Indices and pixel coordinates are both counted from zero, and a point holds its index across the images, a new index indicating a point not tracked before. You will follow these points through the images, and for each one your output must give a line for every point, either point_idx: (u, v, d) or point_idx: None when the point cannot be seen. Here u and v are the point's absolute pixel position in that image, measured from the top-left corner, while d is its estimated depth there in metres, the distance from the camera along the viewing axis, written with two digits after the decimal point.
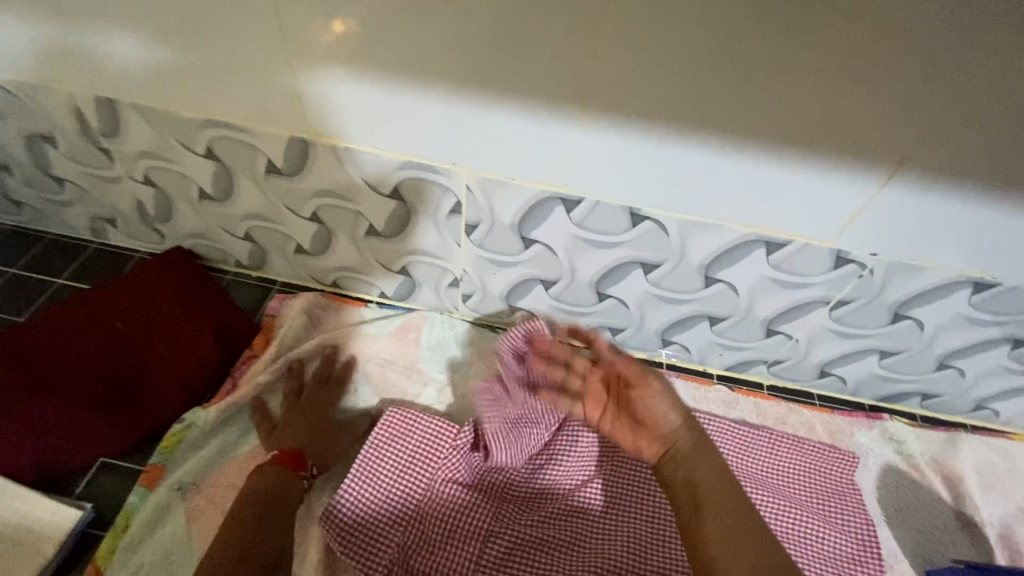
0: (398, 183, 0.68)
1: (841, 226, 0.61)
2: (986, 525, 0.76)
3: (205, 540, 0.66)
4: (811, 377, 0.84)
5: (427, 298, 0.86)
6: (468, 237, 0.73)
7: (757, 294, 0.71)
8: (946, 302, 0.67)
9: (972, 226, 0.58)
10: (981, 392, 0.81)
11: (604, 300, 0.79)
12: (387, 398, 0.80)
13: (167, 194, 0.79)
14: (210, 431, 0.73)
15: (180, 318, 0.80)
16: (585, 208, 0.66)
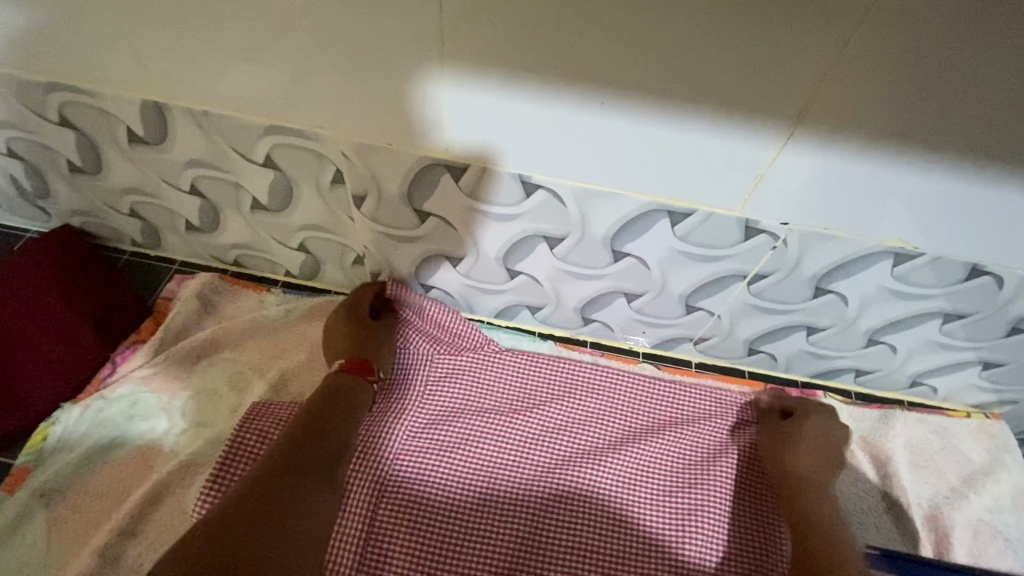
0: (269, 150, 0.61)
1: (745, 193, 0.55)
2: (912, 506, 0.73)
3: (66, 549, 0.61)
4: (739, 355, 0.80)
5: (334, 276, 0.81)
6: (358, 210, 0.67)
7: (669, 268, 0.66)
8: (867, 275, 0.62)
9: (886, 188, 0.52)
10: (916, 369, 0.76)
11: (516, 277, 0.74)
12: (283, 386, 0.74)
13: (38, 168, 0.72)
14: (89, 423, 0.68)
15: (58, 300, 0.74)
16: (472, 176, 0.59)
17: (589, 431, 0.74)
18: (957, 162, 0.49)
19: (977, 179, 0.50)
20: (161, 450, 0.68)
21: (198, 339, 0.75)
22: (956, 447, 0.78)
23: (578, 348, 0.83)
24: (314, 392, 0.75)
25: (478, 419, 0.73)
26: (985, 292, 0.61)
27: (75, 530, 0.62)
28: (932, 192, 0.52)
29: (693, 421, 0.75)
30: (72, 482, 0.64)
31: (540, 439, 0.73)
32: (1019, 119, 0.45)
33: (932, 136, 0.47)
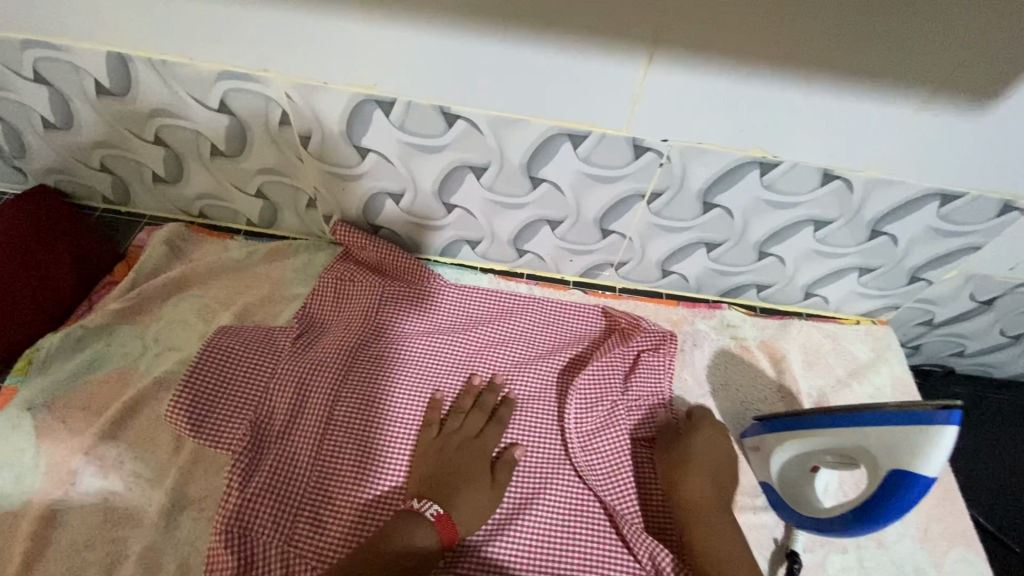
0: (222, 95, 0.70)
1: (627, 113, 0.66)
2: (804, 395, 0.84)
3: (50, 455, 0.68)
4: (655, 277, 0.91)
5: (291, 221, 0.90)
6: (306, 149, 0.76)
7: (580, 192, 0.77)
8: (742, 185, 0.73)
9: (738, 100, 0.63)
10: (805, 279, 0.88)
11: (452, 211, 0.84)
12: (245, 316, 0.83)
13: (14, 126, 0.80)
14: (69, 350, 0.76)
15: (35, 244, 0.81)
16: (399, 110, 0.69)
17: (527, 348, 0.84)
18: (790, 73, 0.60)
19: (808, 88, 0.61)
20: (136, 371, 0.76)
21: (167, 278, 0.83)
22: (845, 347, 0.90)
23: (514, 279, 0.93)
24: (274, 321, 0.83)
25: (425, 339, 0.82)
26: (841, 195, 0.73)
27: (59, 437, 0.70)
28: (775, 103, 0.63)
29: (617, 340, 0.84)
30: (56, 398, 0.72)
31: (480, 355, 0.82)
32: (832, 26, 0.55)
33: (765, 51, 0.58)
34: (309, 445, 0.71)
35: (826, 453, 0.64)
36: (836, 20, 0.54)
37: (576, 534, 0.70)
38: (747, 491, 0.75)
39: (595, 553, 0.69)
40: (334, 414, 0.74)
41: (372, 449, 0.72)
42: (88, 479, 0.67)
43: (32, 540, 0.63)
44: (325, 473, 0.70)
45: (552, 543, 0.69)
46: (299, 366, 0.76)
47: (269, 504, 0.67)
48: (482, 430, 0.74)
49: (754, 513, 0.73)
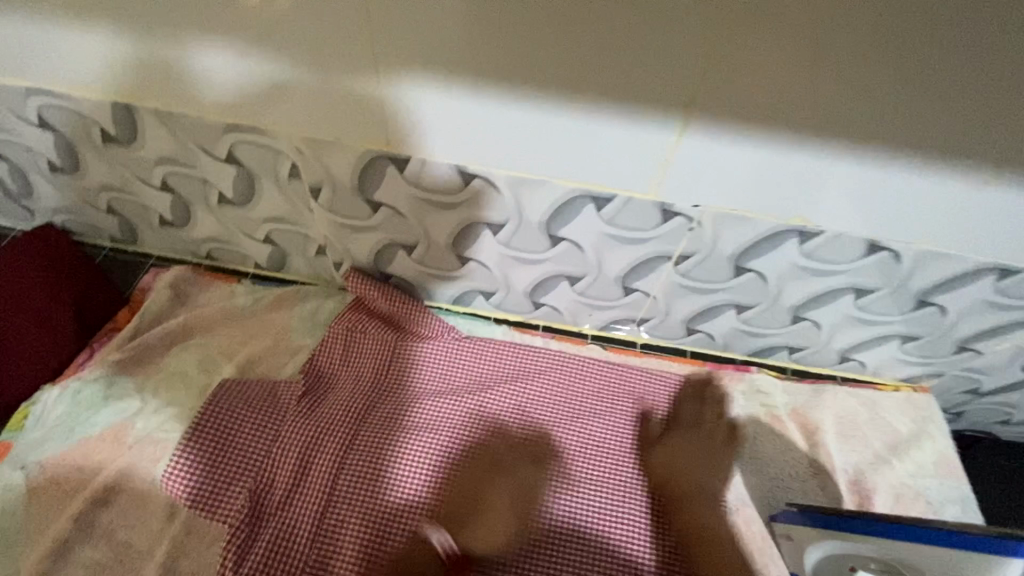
0: (230, 147, 0.67)
1: (657, 177, 0.61)
2: (838, 471, 0.78)
3: (41, 519, 0.66)
4: (680, 335, 0.86)
5: (300, 266, 0.87)
6: (316, 201, 0.73)
7: (602, 252, 0.72)
8: (779, 252, 0.68)
9: (778, 168, 0.58)
10: (841, 344, 0.82)
11: (467, 264, 0.80)
12: (249, 369, 0.79)
13: (20, 167, 0.78)
14: (65, 403, 0.73)
15: (37, 288, 0.79)
16: (414, 167, 0.65)
17: (544, 413, 0.79)
18: (839, 144, 0.55)
19: (859, 159, 0.56)
20: (133, 427, 0.73)
21: (171, 326, 0.80)
22: (884, 418, 0.84)
23: (530, 332, 0.89)
24: (278, 374, 0.80)
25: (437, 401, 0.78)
26: (886, 266, 0.67)
27: (50, 500, 0.67)
28: (819, 172, 0.58)
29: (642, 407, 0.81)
30: (49, 456, 0.69)
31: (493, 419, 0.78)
32: (893, 94, 0.49)
33: (813, 118, 0.53)
34: (312, 520, 0.68)
35: (868, 560, 0.58)
36: (898, 89, 0.49)
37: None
38: None
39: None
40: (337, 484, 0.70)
41: (376, 525, 0.69)
42: (79, 547, 0.64)
43: None
44: (327, 550, 0.67)
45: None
46: (305, 430, 0.73)
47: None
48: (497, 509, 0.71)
49: None
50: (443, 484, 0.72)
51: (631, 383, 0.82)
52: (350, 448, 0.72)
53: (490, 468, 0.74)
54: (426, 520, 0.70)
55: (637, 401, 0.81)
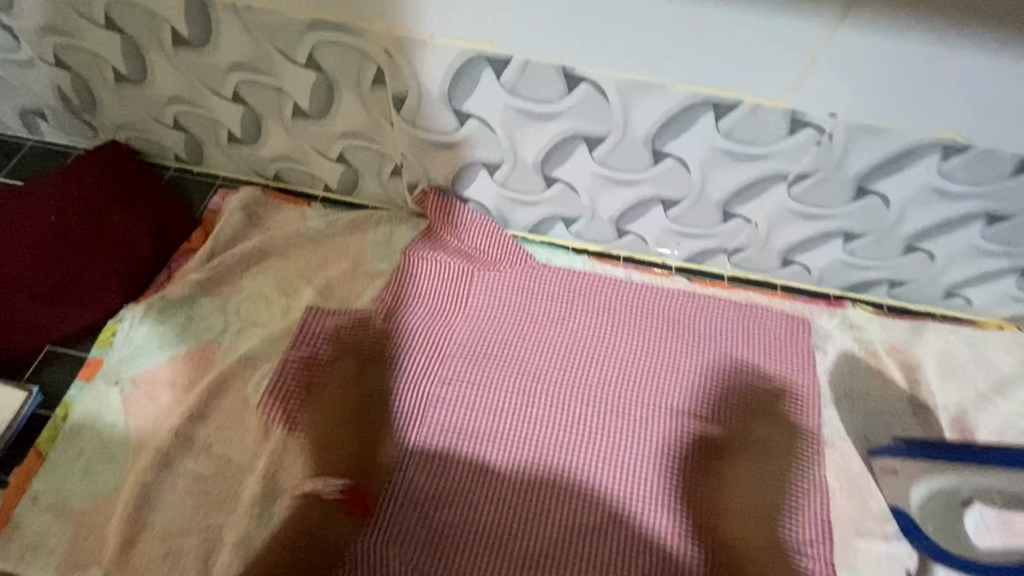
0: (312, 50, 0.62)
1: (794, 79, 0.54)
2: (939, 410, 0.75)
3: (140, 434, 0.66)
4: (773, 267, 0.81)
5: (372, 190, 0.83)
6: (398, 113, 0.68)
7: (709, 172, 0.66)
8: (912, 172, 0.61)
9: (932, 70, 0.51)
10: (951, 279, 0.77)
11: (553, 187, 0.75)
12: (328, 294, 0.78)
13: (84, 77, 0.74)
14: (152, 322, 0.73)
15: (116, 208, 0.78)
16: (514, 70, 0.59)
17: (630, 344, 0.76)
18: (1010, 34, 0.48)
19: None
20: (220, 348, 0.72)
21: (247, 248, 0.78)
22: (987, 357, 0.79)
23: (611, 262, 0.84)
24: (356, 300, 0.78)
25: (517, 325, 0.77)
26: None
27: (147, 415, 0.67)
28: (984, 74, 0.51)
29: (732, 334, 0.77)
30: (143, 373, 0.69)
31: (573, 343, 0.76)
32: None
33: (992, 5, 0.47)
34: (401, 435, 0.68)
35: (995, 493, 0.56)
36: None
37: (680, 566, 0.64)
38: (875, 516, 0.67)
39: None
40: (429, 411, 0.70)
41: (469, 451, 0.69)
42: (181, 461, 0.65)
43: (127, 525, 0.61)
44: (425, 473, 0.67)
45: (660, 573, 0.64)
46: (390, 350, 0.72)
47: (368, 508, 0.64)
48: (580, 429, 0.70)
49: (885, 541, 0.66)
50: (533, 411, 0.71)
51: (720, 317, 0.78)
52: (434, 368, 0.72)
53: (579, 398, 0.72)
54: (518, 446, 0.69)
55: (727, 334, 0.77)
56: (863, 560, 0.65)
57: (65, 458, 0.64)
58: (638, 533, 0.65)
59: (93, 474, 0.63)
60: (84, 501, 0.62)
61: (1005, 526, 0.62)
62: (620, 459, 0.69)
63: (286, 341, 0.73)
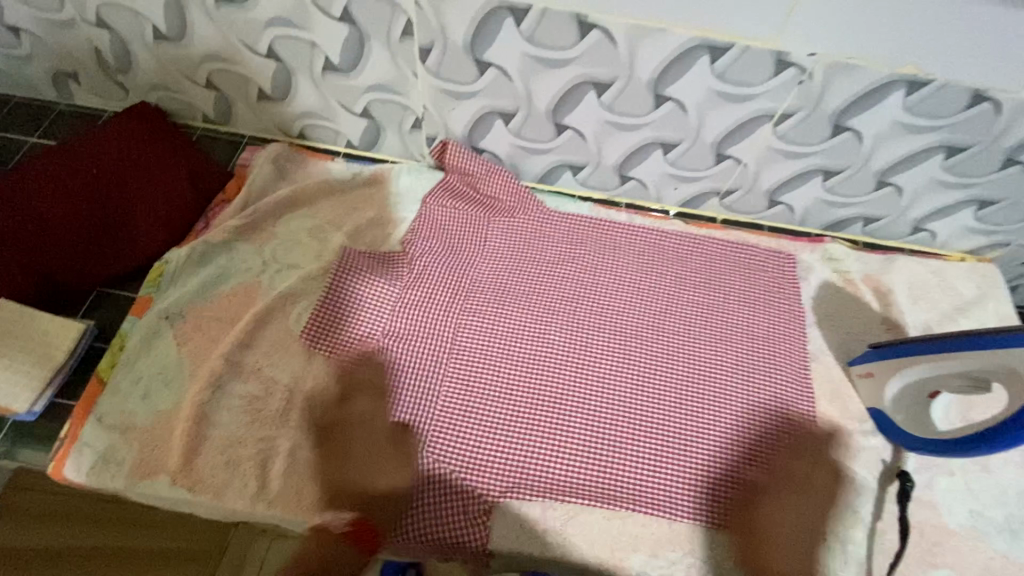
0: (347, 3, 0.69)
1: (778, 22, 0.63)
2: (910, 328, 0.84)
3: (193, 361, 0.72)
4: (761, 208, 0.89)
5: (393, 144, 0.89)
6: (424, 64, 0.74)
7: (705, 113, 0.74)
8: (882, 107, 0.70)
9: (896, 12, 0.60)
10: (917, 213, 0.86)
11: (562, 134, 0.82)
12: (357, 239, 0.84)
13: (123, 36, 0.79)
14: (194, 264, 0.78)
15: (153, 159, 0.83)
16: (533, 19, 0.66)
17: (637, 277, 0.83)
18: None
19: None
20: (261, 286, 0.78)
21: (280, 198, 0.84)
22: (950, 284, 0.88)
23: (614, 208, 0.92)
24: (384, 244, 0.84)
25: (531, 263, 0.83)
26: (983, 119, 0.70)
27: (198, 345, 0.73)
28: (942, 13, 0.60)
29: (726, 268, 0.85)
30: (191, 308, 0.75)
31: (583, 279, 0.83)
32: None
33: None
34: (431, 359, 0.74)
35: (955, 378, 0.65)
36: None
37: (693, 466, 0.71)
38: (854, 417, 0.76)
39: (717, 482, 0.70)
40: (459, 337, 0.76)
41: (498, 371, 0.74)
42: (233, 384, 0.71)
43: (189, 438, 0.66)
44: (459, 391, 0.73)
45: (675, 473, 0.70)
46: (416, 287, 0.79)
47: (411, 421, 0.70)
48: (592, 350, 0.77)
49: (862, 436, 0.75)
50: (553, 335, 0.78)
51: (715, 252, 0.87)
52: (457, 300, 0.79)
53: (594, 324, 0.79)
54: (541, 366, 0.75)
55: (721, 267, 0.85)
56: (845, 453, 0.73)
57: (125, 383, 0.69)
58: (654, 436, 0.72)
59: (152, 396, 0.69)
60: (146, 419, 0.68)
61: (960, 416, 0.72)
62: (633, 375, 0.76)
63: (321, 280, 0.79)
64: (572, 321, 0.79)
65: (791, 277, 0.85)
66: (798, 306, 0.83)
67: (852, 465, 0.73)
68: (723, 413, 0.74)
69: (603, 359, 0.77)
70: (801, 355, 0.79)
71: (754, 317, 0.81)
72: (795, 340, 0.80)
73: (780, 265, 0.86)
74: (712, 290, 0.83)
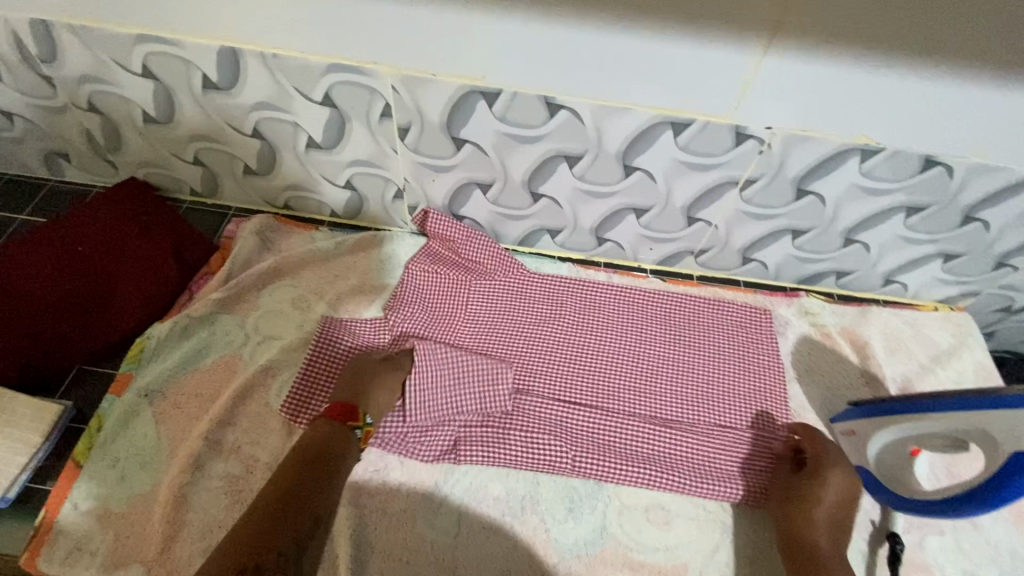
0: (328, 88, 0.72)
1: (735, 100, 0.66)
2: (888, 380, 0.85)
3: (172, 439, 0.71)
4: (735, 265, 0.92)
5: (375, 212, 0.92)
6: (403, 141, 0.77)
7: (673, 181, 0.77)
8: (840, 172, 0.73)
9: (843, 89, 0.64)
10: (886, 266, 0.89)
11: (539, 201, 0.85)
12: (340, 308, 0.85)
13: (114, 119, 0.82)
14: (177, 339, 0.79)
15: (138, 234, 0.84)
16: (504, 101, 0.70)
17: (616, 336, 0.84)
18: (906, 57, 0.60)
19: (922, 73, 0.61)
20: (242, 358, 0.78)
21: (263, 268, 0.85)
22: (925, 334, 0.90)
23: (592, 267, 0.93)
24: (366, 312, 0.85)
25: (511, 327, 0.84)
26: (938, 182, 0.73)
27: (178, 422, 0.72)
28: (886, 90, 0.63)
29: (708, 329, 0.86)
30: (170, 384, 0.75)
31: (562, 342, 0.83)
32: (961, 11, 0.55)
33: (887, 40, 0.58)
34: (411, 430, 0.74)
35: (933, 438, 0.65)
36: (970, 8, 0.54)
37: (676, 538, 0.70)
38: None
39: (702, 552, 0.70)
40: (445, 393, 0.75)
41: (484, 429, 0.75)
42: (212, 462, 0.70)
43: (167, 522, 0.65)
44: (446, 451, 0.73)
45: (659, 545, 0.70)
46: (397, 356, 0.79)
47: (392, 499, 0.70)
48: (572, 417, 0.77)
49: None
50: (533, 400, 0.78)
51: (693, 310, 0.88)
52: None
53: (577, 377, 0.80)
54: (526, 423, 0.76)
55: (698, 325, 0.86)
56: None
57: (101, 466, 0.68)
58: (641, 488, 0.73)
59: (130, 478, 0.68)
60: (124, 503, 0.67)
61: (945, 472, 0.73)
62: (618, 427, 0.76)
63: (302, 350, 0.80)
64: (551, 384, 0.79)
65: (771, 333, 0.86)
66: (778, 364, 0.83)
67: None
68: (706, 463, 0.75)
69: (582, 425, 0.76)
70: (781, 410, 0.80)
71: (734, 376, 0.82)
72: (774, 399, 0.81)
73: (759, 323, 0.87)
74: (693, 352, 0.84)
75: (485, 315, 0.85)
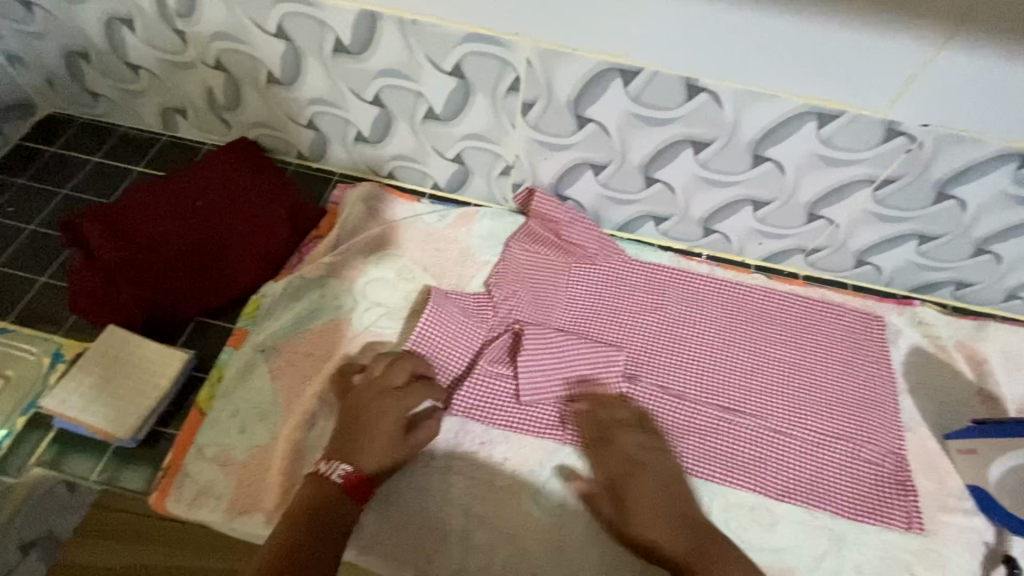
0: (460, 59, 0.71)
1: (895, 93, 0.62)
2: (1006, 401, 0.81)
3: (287, 396, 0.73)
4: (846, 267, 0.88)
5: (478, 187, 0.91)
6: (524, 117, 0.76)
7: (803, 175, 0.74)
8: (991, 178, 0.69)
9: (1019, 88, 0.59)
10: (1014, 280, 0.83)
11: (652, 187, 0.82)
12: (442, 282, 0.85)
13: (237, 78, 0.83)
14: (289, 299, 0.80)
15: (251, 193, 0.86)
16: (642, 80, 0.68)
17: (719, 330, 0.83)
18: None
19: None
20: (350, 323, 0.80)
21: (370, 236, 0.86)
22: None
23: (694, 258, 0.90)
24: (468, 286, 0.86)
25: (613, 314, 0.83)
26: None
27: (291, 380, 0.75)
28: None
29: (816, 333, 0.83)
30: (283, 343, 0.77)
31: (665, 334, 0.82)
32: None
33: None
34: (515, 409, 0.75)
35: None
36: None
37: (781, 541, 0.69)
38: (954, 493, 0.73)
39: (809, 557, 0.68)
40: (551, 370, 0.76)
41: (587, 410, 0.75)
42: (324, 422, 0.72)
43: (285, 475, 0.67)
44: (550, 425, 0.74)
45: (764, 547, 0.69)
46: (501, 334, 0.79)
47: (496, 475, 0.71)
48: (675, 409, 0.76)
49: (963, 515, 0.72)
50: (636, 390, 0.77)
51: (801, 311, 0.85)
52: None
53: (680, 367, 0.79)
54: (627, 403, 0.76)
55: (807, 328, 0.83)
56: (946, 533, 0.70)
57: (223, 415, 0.71)
58: (740, 481, 0.72)
59: (249, 429, 0.71)
60: (244, 453, 0.69)
61: None
62: (722, 421, 0.75)
63: (407, 320, 0.81)
64: (653, 375, 0.79)
65: (884, 344, 0.83)
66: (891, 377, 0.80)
67: (953, 546, 0.70)
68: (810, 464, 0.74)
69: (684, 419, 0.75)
70: (892, 423, 0.77)
71: (844, 383, 0.79)
72: (885, 411, 0.78)
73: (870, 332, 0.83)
74: (801, 355, 0.81)
75: (586, 300, 0.84)
